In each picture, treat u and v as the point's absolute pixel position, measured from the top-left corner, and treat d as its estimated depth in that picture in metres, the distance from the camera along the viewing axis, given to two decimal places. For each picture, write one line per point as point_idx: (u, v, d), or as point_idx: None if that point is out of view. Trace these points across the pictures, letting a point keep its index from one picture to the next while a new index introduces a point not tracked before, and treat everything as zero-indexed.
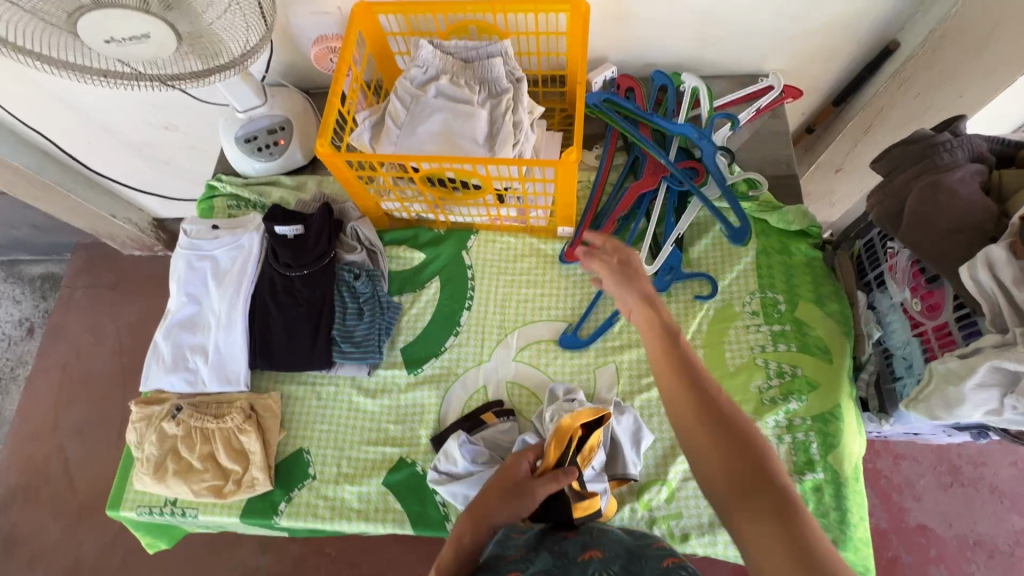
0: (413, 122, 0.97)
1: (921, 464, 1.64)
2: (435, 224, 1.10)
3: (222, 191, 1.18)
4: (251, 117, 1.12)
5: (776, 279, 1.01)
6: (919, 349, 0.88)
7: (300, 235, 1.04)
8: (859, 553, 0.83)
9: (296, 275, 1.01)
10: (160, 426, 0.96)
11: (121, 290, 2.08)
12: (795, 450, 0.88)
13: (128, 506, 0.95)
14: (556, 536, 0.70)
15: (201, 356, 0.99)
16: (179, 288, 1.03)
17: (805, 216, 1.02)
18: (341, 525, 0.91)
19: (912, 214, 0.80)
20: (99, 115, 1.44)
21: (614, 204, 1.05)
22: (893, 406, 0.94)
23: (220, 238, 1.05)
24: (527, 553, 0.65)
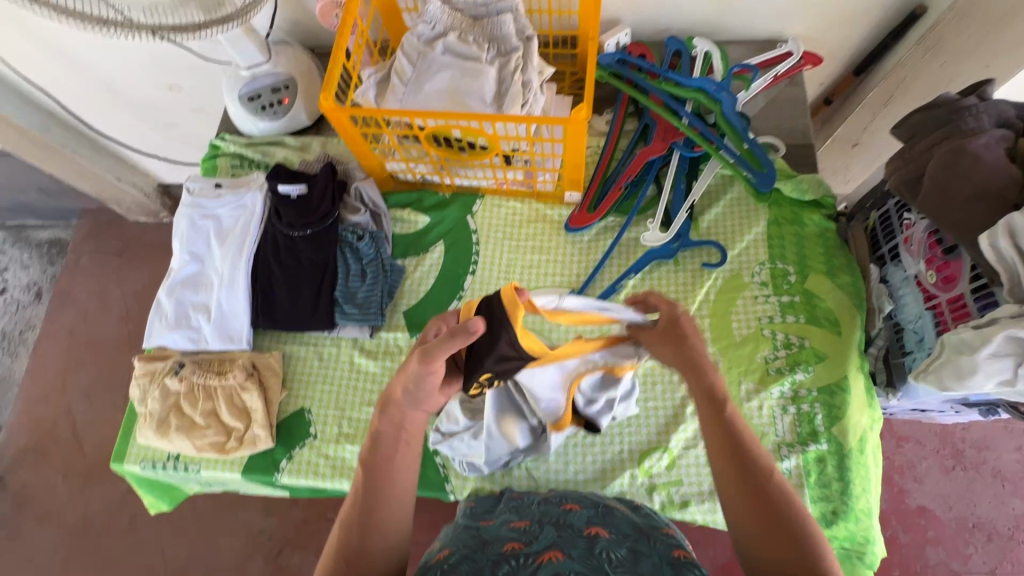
0: (419, 79, 0.94)
1: (924, 446, 1.63)
2: (440, 188, 1.08)
3: (225, 150, 1.17)
4: (254, 74, 1.09)
5: (787, 250, 0.99)
6: (930, 322, 0.86)
7: (303, 195, 1.01)
8: (859, 523, 0.83)
9: (299, 235, 1.00)
10: (163, 382, 0.96)
11: (127, 256, 2.08)
12: (799, 421, 0.88)
13: (132, 460, 0.96)
14: (561, 511, 0.73)
15: (203, 314, 0.99)
16: (181, 246, 1.03)
17: (819, 186, 1.00)
18: (342, 483, 0.92)
19: (931, 180, 0.78)
20: (103, 74, 1.42)
21: (623, 169, 1.03)
22: (901, 380, 0.93)
23: (223, 197, 1.03)
24: (532, 526, 0.68)
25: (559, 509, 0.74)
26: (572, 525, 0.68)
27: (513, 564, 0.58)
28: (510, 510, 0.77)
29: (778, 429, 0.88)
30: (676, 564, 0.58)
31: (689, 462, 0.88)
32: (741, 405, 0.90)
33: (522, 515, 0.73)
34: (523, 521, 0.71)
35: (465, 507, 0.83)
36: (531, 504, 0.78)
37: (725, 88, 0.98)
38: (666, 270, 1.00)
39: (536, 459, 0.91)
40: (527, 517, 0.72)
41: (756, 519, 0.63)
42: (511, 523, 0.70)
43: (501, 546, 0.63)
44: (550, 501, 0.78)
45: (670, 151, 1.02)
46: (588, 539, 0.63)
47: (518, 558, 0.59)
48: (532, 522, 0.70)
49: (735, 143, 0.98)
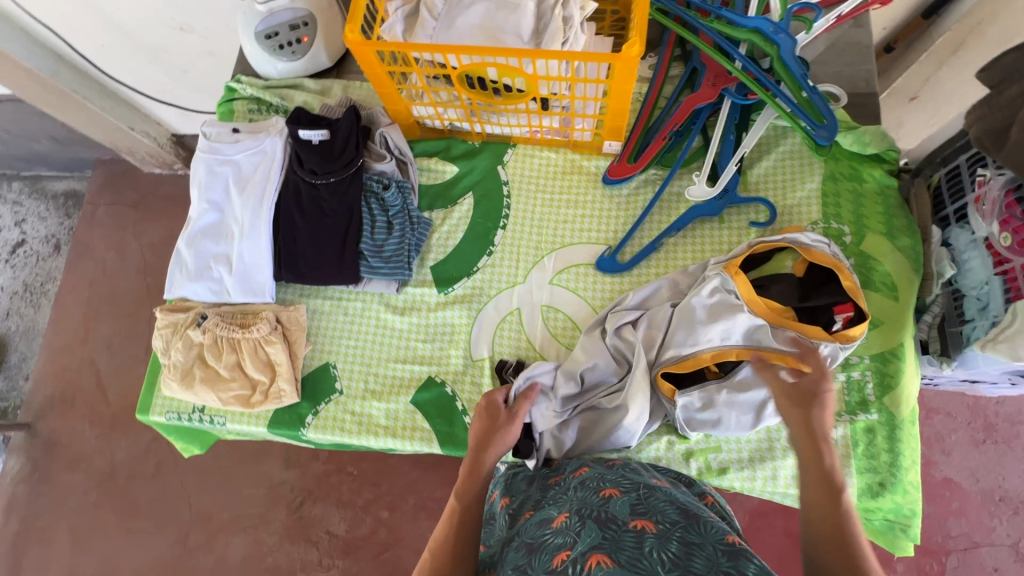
0: (451, 13, 0.86)
1: (954, 419, 1.59)
2: (469, 136, 1.02)
3: (242, 94, 1.10)
4: (271, 10, 1.02)
5: (842, 208, 0.92)
6: (999, 289, 0.80)
7: (326, 141, 0.96)
8: (907, 496, 0.79)
9: (322, 182, 0.94)
10: (186, 333, 0.94)
11: (143, 208, 2.05)
12: (848, 389, 0.83)
13: (157, 411, 0.95)
14: (600, 497, 0.68)
15: (224, 265, 0.96)
16: (200, 193, 0.98)
17: (883, 138, 0.91)
18: (368, 440, 0.90)
19: (1021, 129, 0.70)
20: (111, 11, 1.34)
21: (667, 117, 0.95)
22: (957, 349, 0.87)
23: (241, 142, 0.98)
24: (572, 523, 0.64)
25: (596, 496, 0.68)
26: (614, 516, 0.63)
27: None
28: (547, 501, 0.74)
29: None
30: (730, 553, 0.55)
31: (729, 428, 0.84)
32: None
33: (559, 507, 0.70)
34: (562, 515, 0.67)
35: (500, 503, 0.81)
36: (567, 489, 0.74)
37: (785, 27, 0.87)
38: (710, 227, 0.94)
39: None
40: (566, 509, 0.68)
41: (831, 515, 0.65)
42: (550, 521, 0.67)
43: (548, 557, 0.60)
44: (587, 483, 0.73)
45: (720, 97, 0.94)
46: (633, 535, 0.59)
47: (566, 571, 0.57)
48: (571, 516, 0.66)
49: (793, 91, 0.89)
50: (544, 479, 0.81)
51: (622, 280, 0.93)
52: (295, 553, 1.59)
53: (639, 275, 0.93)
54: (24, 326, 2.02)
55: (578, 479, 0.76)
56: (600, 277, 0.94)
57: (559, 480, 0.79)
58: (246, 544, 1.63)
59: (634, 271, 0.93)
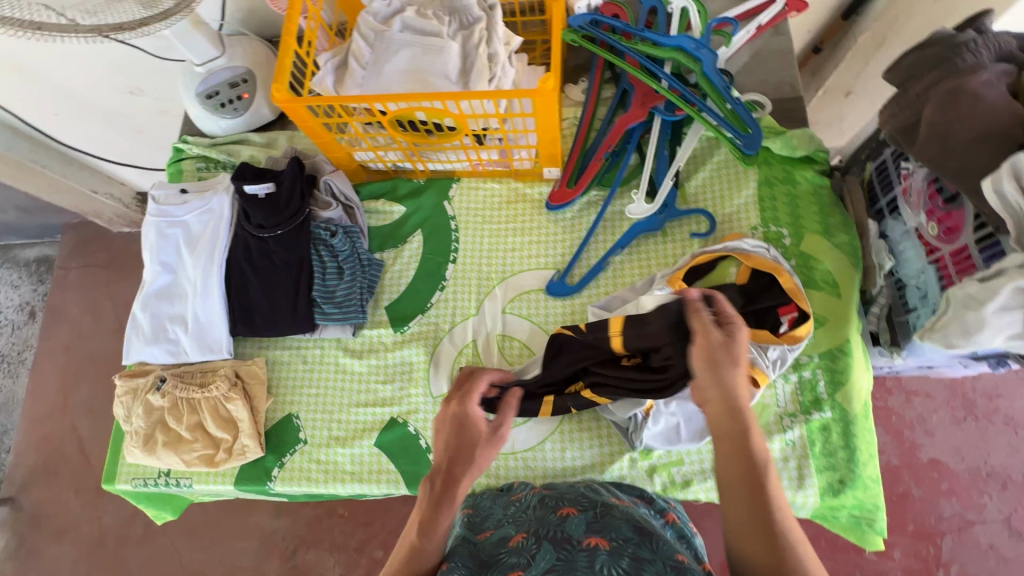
0: (379, 61, 0.89)
1: (934, 399, 1.60)
2: (414, 174, 1.04)
3: (189, 153, 1.12)
4: (209, 70, 1.04)
5: (779, 212, 0.94)
6: (934, 277, 0.82)
7: (272, 194, 0.97)
8: (868, 491, 0.79)
9: (270, 235, 0.96)
10: (146, 398, 0.94)
11: (115, 268, 2.05)
12: (800, 389, 0.84)
13: (123, 479, 0.94)
14: (557, 518, 0.68)
15: (181, 326, 0.96)
16: (151, 257, 0.99)
17: (811, 140, 0.94)
18: (336, 487, 0.89)
19: (928, 125, 0.72)
20: (60, 84, 1.36)
21: (602, 138, 0.97)
22: (906, 338, 0.88)
23: (188, 203, 0.99)
24: (528, 543, 0.63)
25: (554, 517, 0.69)
26: (571, 536, 0.64)
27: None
28: (506, 518, 0.73)
29: (779, 400, 0.84)
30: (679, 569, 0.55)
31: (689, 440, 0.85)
32: None
33: (518, 526, 0.70)
34: (519, 535, 0.67)
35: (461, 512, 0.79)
36: (526, 508, 0.74)
37: (705, 44, 0.90)
38: (654, 242, 0.96)
39: (532, 449, 0.88)
40: (524, 529, 0.68)
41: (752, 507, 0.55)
42: (507, 540, 0.67)
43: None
44: (546, 502, 0.74)
45: (650, 116, 0.97)
46: (587, 554, 0.60)
47: None
48: (528, 536, 0.65)
49: (719, 104, 0.92)
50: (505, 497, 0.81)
51: (572, 302, 0.95)
52: None
53: (589, 296, 0.95)
54: (3, 398, 2.00)
55: (537, 496, 0.76)
56: (551, 301, 0.95)
57: (520, 497, 0.79)
58: None
59: (584, 292, 0.95)
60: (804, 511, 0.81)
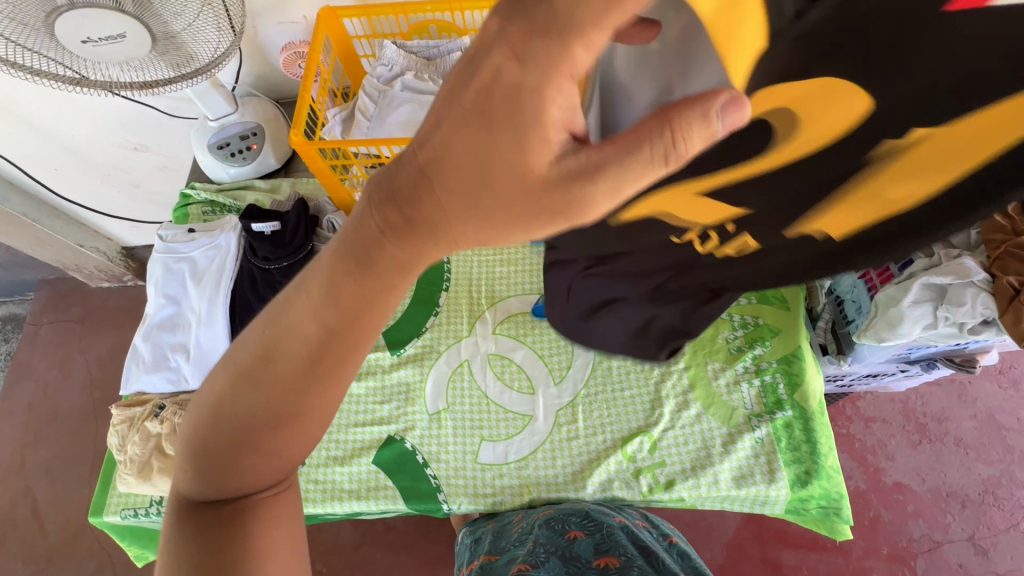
0: (382, 114, 1.02)
1: (891, 424, 1.69)
2: None
3: (196, 199, 1.21)
4: (222, 124, 1.13)
5: None
6: (863, 288, 0.95)
7: (277, 231, 1.06)
8: (831, 480, 0.87)
9: (275, 267, 1.04)
10: (143, 426, 0.96)
11: (90, 322, 2.03)
12: (764, 392, 0.94)
13: (112, 510, 0.93)
14: (563, 537, 0.76)
15: (183, 354, 1.00)
16: (156, 290, 1.05)
17: None
18: (334, 507, 0.91)
19: None
20: (67, 142, 1.44)
21: None
22: (849, 345, 1.00)
23: (197, 240, 1.07)
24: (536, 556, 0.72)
25: (563, 537, 0.76)
26: (578, 556, 0.71)
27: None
28: (512, 542, 0.79)
29: (745, 402, 0.94)
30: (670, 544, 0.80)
31: (669, 443, 0.92)
32: (711, 385, 0.96)
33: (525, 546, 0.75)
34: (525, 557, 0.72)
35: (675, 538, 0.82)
36: (532, 530, 0.80)
37: None
38: None
39: (523, 458, 0.93)
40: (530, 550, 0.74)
41: None
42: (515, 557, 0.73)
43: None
44: (553, 524, 0.80)
45: None
46: (597, 568, 0.67)
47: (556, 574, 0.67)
48: (536, 553, 0.72)
49: None
50: (503, 518, 0.89)
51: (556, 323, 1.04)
52: None
53: None
54: None
55: (542, 520, 0.82)
56: (537, 323, 1.04)
57: (523, 525, 0.84)
58: None
59: None
60: (777, 506, 0.88)
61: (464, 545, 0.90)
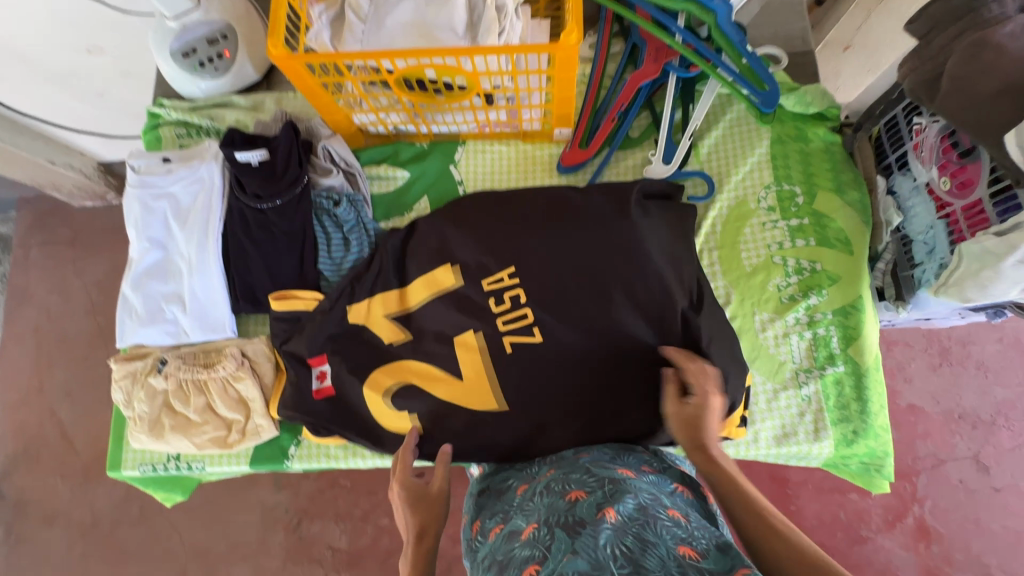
0: (379, 12, 0.81)
1: (912, 348, 1.39)
2: (416, 137, 1.00)
3: (167, 118, 1.03)
4: (183, 25, 0.93)
5: (792, 169, 0.94)
6: (943, 232, 0.83)
7: (266, 161, 0.91)
8: (878, 439, 0.83)
9: (269, 207, 0.90)
10: (147, 382, 0.90)
11: (80, 245, 1.91)
12: (815, 345, 0.86)
13: (129, 465, 0.91)
14: (563, 502, 0.60)
15: (178, 305, 0.91)
16: (138, 233, 0.93)
17: (824, 96, 0.94)
18: (356, 462, 0.90)
19: (951, 79, 0.71)
20: (12, 46, 1.22)
21: (614, 97, 0.94)
22: (910, 292, 0.90)
23: (174, 173, 0.93)
24: (536, 530, 0.57)
25: (562, 502, 0.60)
26: (581, 518, 0.55)
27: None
28: (515, 509, 0.67)
29: (794, 356, 0.87)
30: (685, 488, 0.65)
31: None
32: (757, 336, 0.88)
33: (527, 517, 0.62)
34: (530, 526, 0.59)
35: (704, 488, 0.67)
36: (532, 495, 0.67)
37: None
38: None
39: None
40: (535, 518, 0.60)
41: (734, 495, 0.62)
42: (519, 534, 0.59)
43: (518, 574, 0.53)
44: (553, 487, 0.65)
45: (663, 72, 0.92)
46: (593, 531, 0.52)
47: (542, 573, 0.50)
48: (539, 526, 0.58)
49: (734, 57, 0.85)
50: (511, 468, 0.81)
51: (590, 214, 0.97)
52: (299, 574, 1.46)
53: None
54: None
55: (542, 483, 0.69)
56: None
57: (525, 486, 0.72)
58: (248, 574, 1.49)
59: None
60: (816, 460, 0.85)
61: (471, 499, 0.81)
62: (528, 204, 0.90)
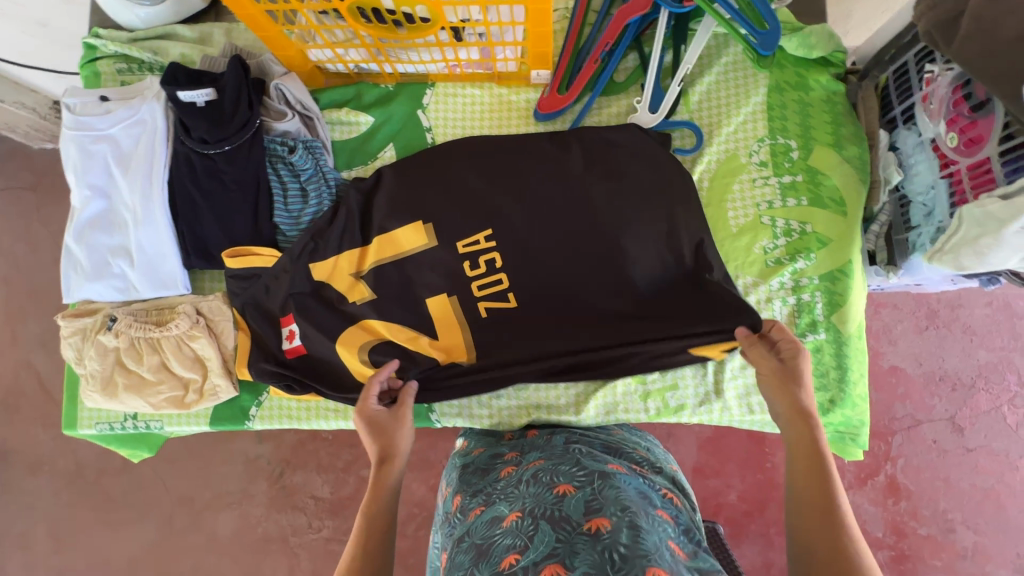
0: None
1: (901, 310, 1.36)
2: (380, 78, 0.91)
3: (104, 51, 0.93)
4: None
5: (789, 121, 0.86)
6: (945, 192, 0.77)
7: (213, 101, 0.83)
8: (855, 408, 0.81)
9: (216, 152, 0.82)
10: (97, 340, 0.85)
11: (45, 190, 1.66)
12: (798, 311, 0.82)
13: (86, 424, 0.88)
14: (551, 495, 0.58)
15: (126, 260, 0.85)
16: (77, 180, 0.85)
17: (830, 39, 0.85)
18: (320, 424, 0.87)
19: (973, 19, 0.63)
20: None
21: (597, 35, 0.85)
22: (903, 257, 0.85)
23: (113, 114, 0.84)
24: (521, 521, 0.56)
25: (550, 494, 0.58)
26: (568, 516, 0.54)
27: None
28: (498, 494, 0.65)
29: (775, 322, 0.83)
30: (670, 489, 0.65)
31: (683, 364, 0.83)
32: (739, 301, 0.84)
33: (512, 503, 0.61)
34: (513, 513, 0.58)
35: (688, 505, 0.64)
36: (518, 481, 0.65)
37: None
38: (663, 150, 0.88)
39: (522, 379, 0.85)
40: (518, 507, 0.59)
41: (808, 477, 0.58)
42: (500, 520, 0.58)
43: (495, 561, 0.52)
44: (541, 476, 0.63)
45: (654, 7, 0.82)
46: (586, 537, 0.51)
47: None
48: (523, 516, 0.57)
49: None
50: (497, 448, 0.78)
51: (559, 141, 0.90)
52: (283, 522, 1.44)
53: None
54: None
55: (531, 469, 0.67)
56: None
57: (513, 470, 0.70)
58: (234, 520, 1.46)
59: None
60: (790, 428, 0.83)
61: (456, 470, 0.77)
62: (501, 155, 0.84)
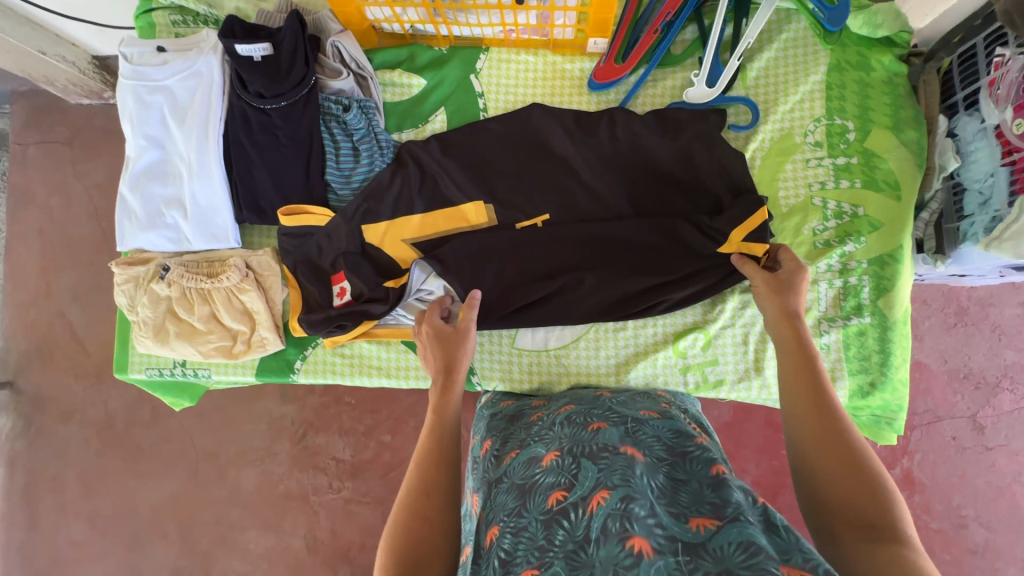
0: None
1: (930, 306, 1.34)
2: (433, 41, 0.91)
3: (159, 1, 0.93)
4: None
5: (848, 101, 0.85)
6: (1005, 180, 0.75)
7: (269, 57, 0.82)
8: (894, 393, 0.82)
9: (273, 107, 0.83)
10: (150, 288, 0.87)
11: (80, 145, 1.65)
12: (844, 294, 0.82)
13: (136, 368, 0.91)
14: (586, 431, 0.59)
15: (179, 210, 0.87)
16: (133, 129, 0.86)
17: (898, 17, 0.82)
18: (362, 380, 0.89)
19: None
20: None
21: (658, 4, 0.83)
22: (953, 246, 0.84)
23: (170, 64, 0.85)
24: (559, 458, 0.56)
25: (585, 432, 0.59)
26: (604, 447, 0.55)
27: (566, 530, 0.47)
28: (533, 438, 0.66)
29: (819, 304, 0.83)
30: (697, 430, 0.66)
31: (725, 341, 0.84)
32: None
33: (548, 444, 0.61)
34: (550, 453, 0.59)
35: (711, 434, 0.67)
36: (553, 425, 0.66)
37: None
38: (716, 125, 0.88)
39: (564, 347, 0.86)
40: (556, 446, 0.59)
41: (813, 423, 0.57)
42: (539, 460, 0.59)
43: (542, 498, 0.52)
44: (575, 419, 0.65)
45: None
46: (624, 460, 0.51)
47: (560, 510, 0.50)
48: (561, 454, 0.57)
49: None
50: (525, 400, 0.82)
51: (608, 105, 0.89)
52: (304, 481, 1.47)
53: None
54: None
55: (564, 414, 0.68)
56: None
57: (542, 416, 0.72)
58: (257, 477, 1.49)
59: None
60: None
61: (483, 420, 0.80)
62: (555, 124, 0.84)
